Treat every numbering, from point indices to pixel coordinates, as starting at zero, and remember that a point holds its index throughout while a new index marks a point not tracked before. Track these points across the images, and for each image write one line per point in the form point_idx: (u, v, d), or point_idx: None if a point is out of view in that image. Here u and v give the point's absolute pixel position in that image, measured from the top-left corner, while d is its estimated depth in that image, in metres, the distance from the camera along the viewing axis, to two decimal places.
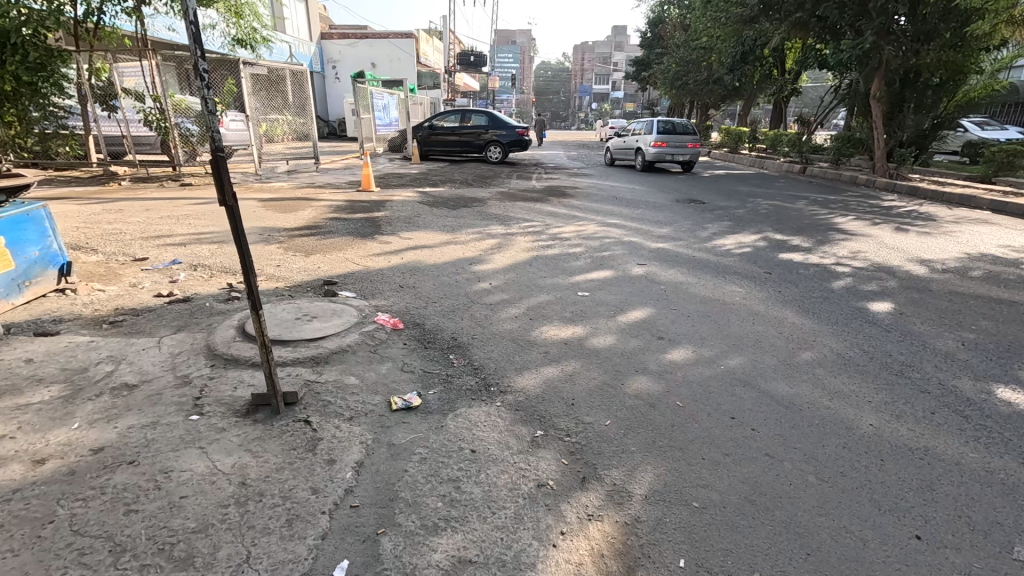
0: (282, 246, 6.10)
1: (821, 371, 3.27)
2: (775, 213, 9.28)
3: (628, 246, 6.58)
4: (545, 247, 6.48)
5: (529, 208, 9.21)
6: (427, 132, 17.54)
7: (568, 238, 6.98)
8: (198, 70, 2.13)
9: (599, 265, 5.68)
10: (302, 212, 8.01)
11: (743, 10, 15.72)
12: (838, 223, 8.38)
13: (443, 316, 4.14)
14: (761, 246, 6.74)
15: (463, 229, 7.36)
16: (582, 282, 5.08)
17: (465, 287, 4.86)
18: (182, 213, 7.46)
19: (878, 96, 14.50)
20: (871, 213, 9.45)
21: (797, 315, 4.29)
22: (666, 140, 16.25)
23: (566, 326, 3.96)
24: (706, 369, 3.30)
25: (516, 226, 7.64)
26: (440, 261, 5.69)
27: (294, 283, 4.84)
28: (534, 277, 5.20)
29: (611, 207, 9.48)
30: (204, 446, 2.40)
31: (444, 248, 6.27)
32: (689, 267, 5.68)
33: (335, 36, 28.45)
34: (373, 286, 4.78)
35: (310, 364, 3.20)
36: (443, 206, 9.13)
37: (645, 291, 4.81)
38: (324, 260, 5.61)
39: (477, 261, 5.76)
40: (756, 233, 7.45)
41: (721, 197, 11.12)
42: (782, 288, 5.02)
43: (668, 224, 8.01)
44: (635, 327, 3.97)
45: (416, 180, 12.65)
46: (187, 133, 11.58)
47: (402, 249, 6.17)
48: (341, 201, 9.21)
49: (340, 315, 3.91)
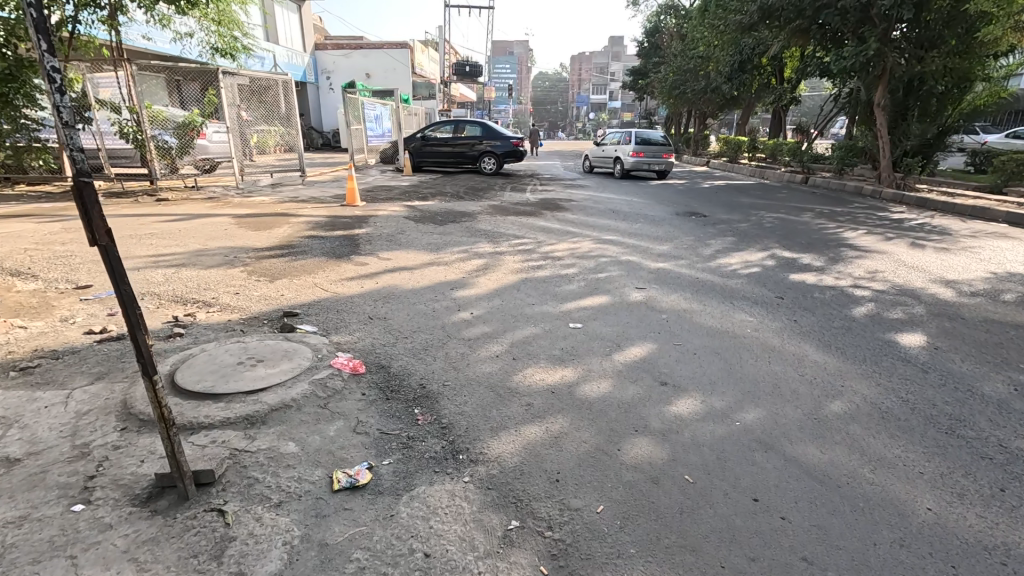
0: (247, 269, 5.58)
1: (856, 430, 2.74)
2: (781, 227, 8.80)
3: (626, 266, 6.07)
4: (535, 268, 5.97)
5: (521, 223, 8.73)
6: (420, 143, 17.16)
7: (560, 257, 6.48)
8: (48, 73, 1.70)
9: (592, 289, 5.17)
10: (277, 229, 7.49)
11: (741, 17, 15.32)
12: (849, 239, 7.91)
13: (413, 356, 3.61)
14: (769, 266, 6.24)
15: (448, 247, 6.87)
16: (574, 310, 4.56)
17: (442, 318, 4.34)
18: (147, 232, 6.96)
19: (882, 104, 14.12)
20: (882, 226, 8.99)
21: (818, 351, 3.76)
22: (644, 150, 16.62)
23: (554, 369, 3.43)
24: (718, 427, 2.76)
25: (506, 244, 7.15)
26: (418, 286, 5.18)
27: (249, 315, 4.32)
28: (520, 304, 4.69)
29: (608, 221, 9.00)
30: (77, 554, 1.85)
31: (425, 270, 5.76)
32: (693, 291, 5.17)
33: (329, 46, 28.20)
34: (337, 319, 4.25)
35: (243, 425, 2.65)
36: (430, 222, 8.64)
37: (645, 322, 4.28)
38: (289, 286, 5.08)
39: (459, 285, 5.25)
40: (762, 250, 6.95)
41: (723, 209, 10.65)
42: (797, 315, 4.50)
43: (668, 240, 7.52)
44: (633, 369, 3.44)
45: (406, 193, 12.21)
46: (166, 146, 11.05)
47: (379, 272, 5.66)
48: (323, 217, 8.73)
49: (290, 358, 3.37)
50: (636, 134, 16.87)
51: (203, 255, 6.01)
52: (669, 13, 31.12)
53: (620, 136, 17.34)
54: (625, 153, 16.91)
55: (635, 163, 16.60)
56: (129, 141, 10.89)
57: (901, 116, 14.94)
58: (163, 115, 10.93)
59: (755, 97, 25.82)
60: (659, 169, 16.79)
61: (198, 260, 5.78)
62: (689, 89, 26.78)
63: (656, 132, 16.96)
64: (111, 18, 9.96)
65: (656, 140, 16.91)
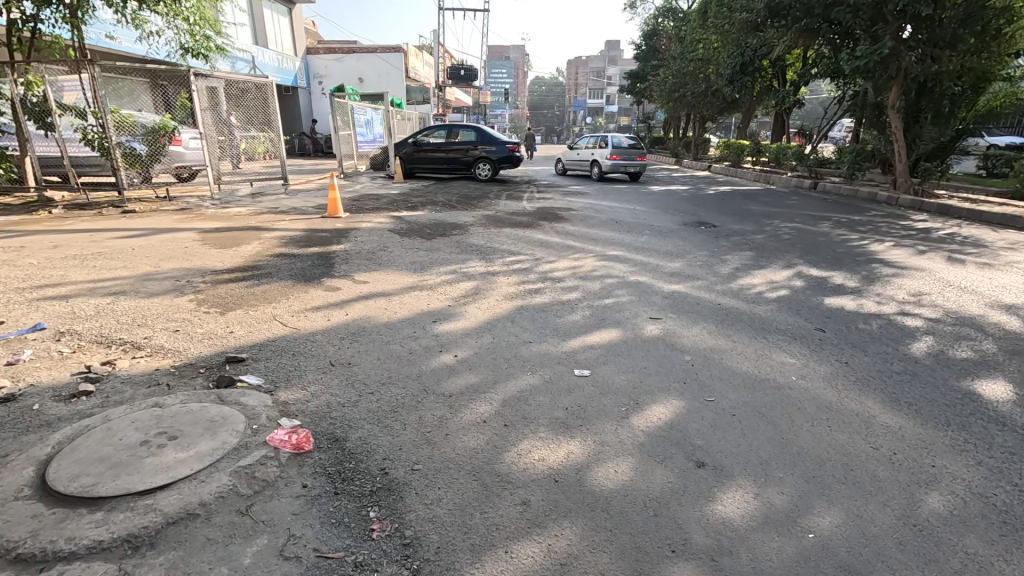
0: (197, 297, 4.80)
1: (976, 548, 1.98)
2: (800, 239, 8.08)
3: (636, 289, 5.32)
4: (533, 293, 5.20)
5: (517, 236, 8.00)
6: (412, 149, 16.42)
7: (560, 277, 5.72)
8: None
9: (599, 321, 4.40)
10: (243, 246, 6.72)
11: (748, 15, 15.00)
12: (877, 252, 7.19)
13: (376, 422, 2.84)
14: (798, 287, 5.50)
15: (434, 267, 6.10)
16: (579, 350, 3.80)
17: (420, 364, 3.56)
18: (96, 252, 6.18)
19: (896, 106, 13.45)
20: (908, 238, 8.30)
21: (888, 409, 3.00)
22: (618, 154, 16.79)
23: (556, 441, 2.67)
24: (787, 544, 2.00)
25: (499, 261, 6.39)
26: (395, 318, 4.41)
27: (184, 361, 3.54)
28: (514, 343, 3.91)
29: (610, 233, 8.28)
30: None
31: (407, 297, 4.99)
32: (716, 321, 4.42)
33: (321, 49, 27.44)
34: (292, 369, 3.45)
35: (121, 552, 1.88)
36: (416, 235, 7.90)
37: (666, 367, 3.53)
38: (242, 319, 4.31)
39: (443, 317, 4.47)
40: (787, 268, 6.22)
41: (733, 218, 9.94)
42: (846, 355, 3.75)
43: (679, 256, 6.76)
44: (657, 441, 2.68)
45: (394, 202, 11.47)
46: (134, 153, 10.24)
47: (352, 299, 4.90)
48: (299, 231, 7.98)
49: (213, 433, 2.57)
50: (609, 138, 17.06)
51: (151, 279, 5.24)
52: (668, 16, 31.07)
53: (595, 139, 17.50)
54: (602, 156, 17.05)
55: (612, 166, 16.74)
56: (93, 148, 10.08)
57: (914, 118, 14.35)
58: (131, 120, 10.09)
59: (756, 100, 25.22)
60: (632, 172, 16.96)
61: (142, 286, 5.02)
62: (688, 91, 26.09)
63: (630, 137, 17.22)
64: (73, 15, 9.19)
65: (628, 143, 17.15)
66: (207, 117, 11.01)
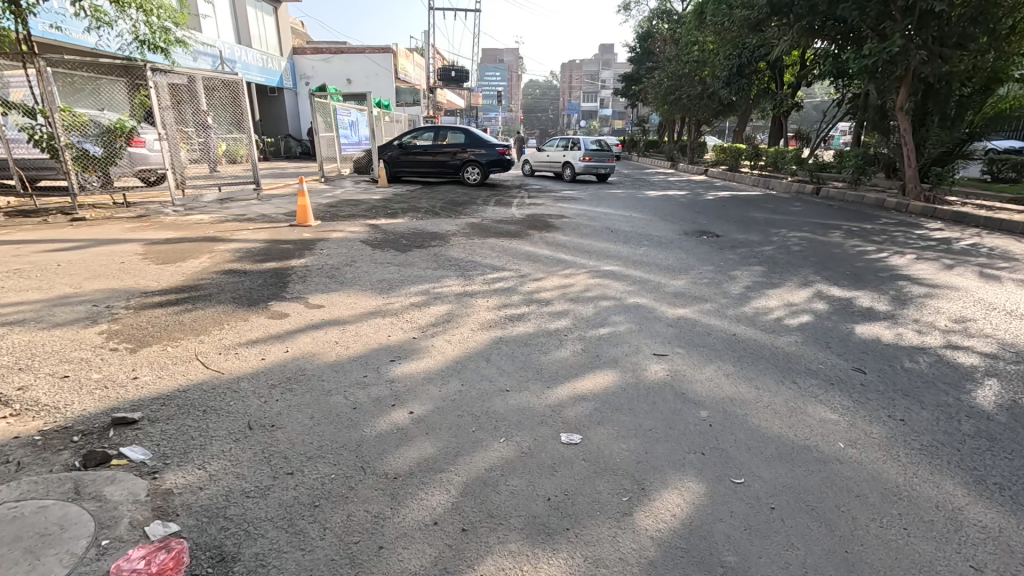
0: (110, 328, 3.97)
1: None
2: (812, 250, 7.41)
3: (636, 315, 4.57)
4: (515, 320, 4.43)
5: (502, 247, 7.26)
6: (398, 151, 15.69)
7: (548, 299, 4.96)
8: None
9: (592, 360, 3.64)
10: (190, 262, 5.88)
11: (749, 12, 14.39)
12: (901, 267, 6.49)
13: (284, 528, 2.05)
14: (822, 312, 4.78)
15: (404, 286, 5.32)
16: (568, 403, 3.03)
17: (361, 426, 2.78)
18: (14, 269, 5.35)
19: (905, 108, 12.86)
20: (929, 249, 7.62)
21: (976, 497, 2.27)
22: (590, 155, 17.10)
23: (533, 563, 1.91)
24: None
25: (480, 279, 5.63)
26: (345, 357, 3.63)
27: (54, 424, 2.71)
28: (486, 393, 3.14)
29: (605, 244, 7.57)
30: None
31: (366, 326, 4.22)
32: (732, 359, 3.67)
33: (308, 49, 26.55)
34: (193, 435, 2.65)
35: None
36: (390, 246, 7.12)
37: (677, 429, 2.77)
38: (153, 359, 3.50)
39: (403, 354, 3.70)
40: (805, 287, 5.51)
41: (735, 227, 9.26)
42: (900, 408, 3.00)
43: (682, 272, 6.04)
44: (673, 558, 1.93)
45: (374, 208, 10.72)
46: (87, 155, 9.29)
47: (299, 329, 4.11)
48: (262, 241, 7.18)
49: (33, 561, 1.79)
50: (581, 141, 17.25)
51: (63, 304, 4.42)
52: (664, 18, 30.54)
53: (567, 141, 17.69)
54: (574, 159, 17.19)
55: (584, 168, 16.92)
56: (42, 150, 9.15)
57: (919, 122, 13.83)
58: (84, 119, 9.14)
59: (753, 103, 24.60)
60: (602, 172, 17.18)
61: (48, 313, 4.20)
62: (685, 93, 25.45)
63: (599, 138, 17.49)
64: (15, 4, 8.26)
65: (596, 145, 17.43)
66: (170, 117, 10.16)
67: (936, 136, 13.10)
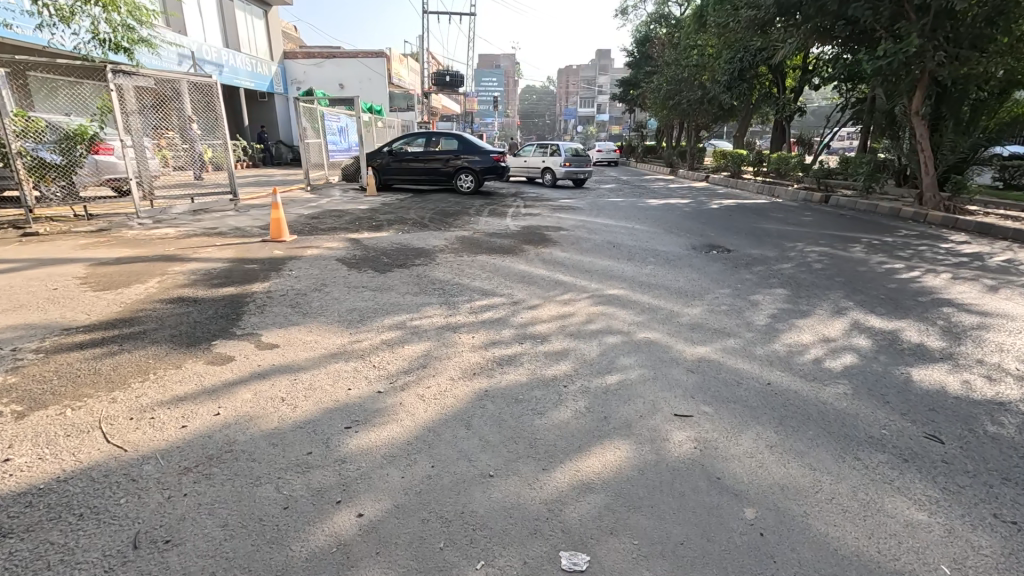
0: (4, 382, 3.21)
1: None
2: (835, 268, 6.73)
3: (649, 356, 3.84)
4: (505, 364, 3.69)
5: (494, 266, 6.56)
6: (387, 158, 15.03)
7: (544, 334, 4.24)
8: None
9: (599, 425, 2.91)
10: (135, 288, 5.14)
11: (755, 12, 13.76)
12: (939, 289, 5.80)
13: None
14: (866, 349, 4.06)
15: (377, 317, 4.59)
16: (568, 499, 2.30)
17: (289, 540, 2.05)
18: None
19: (920, 112, 12.22)
20: (962, 266, 6.94)
21: None
22: (570, 161, 17.04)
23: None
24: None
25: (466, 307, 4.89)
26: (288, 422, 2.89)
27: None
28: (463, 481, 2.41)
29: (607, 262, 6.86)
30: None
31: (323, 375, 3.48)
32: (770, 422, 2.94)
33: (299, 53, 25.86)
34: (51, 563, 1.90)
35: None
36: (369, 265, 6.41)
37: (716, 544, 2.04)
38: (41, 430, 2.74)
39: (362, 417, 2.96)
40: (839, 317, 4.80)
41: (747, 240, 8.59)
42: (1010, 506, 2.27)
43: (696, 298, 5.33)
44: None
45: (358, 220, 10.04)
46: (43, 163, 8.47)
47: (242, 380, 3.37)
48: (227, 260, 6.45)
49: None
50: (561, 146, 17.17)
51: None
52: (661, 22, 29.90)
53: (545, 147, 17.56)
54: (554, 164, 17.07)
55: (565, 173, 16.83)
56: None
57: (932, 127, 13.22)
58: (40, 125, 8.31)
59: (753, 109, 24.01)
60: (581, 178, 17.21)
61: None
62: (684, 98, 24.87)
63: (577, 144, 17.49)
64: None
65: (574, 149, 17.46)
66: (136, 122, 9.41)
67: (952, 141, 12.47)
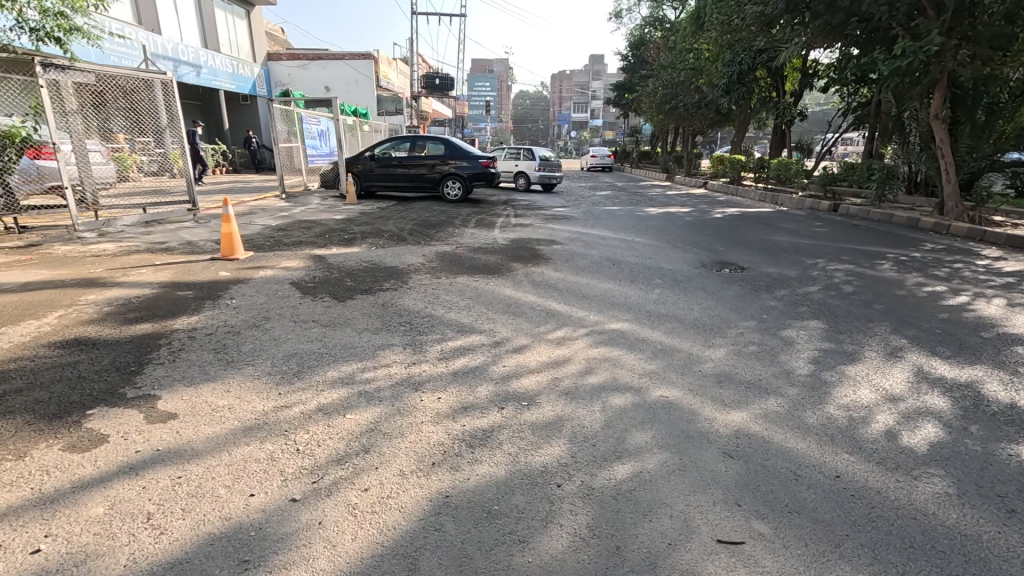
0: None
1: None
2: (869, 292, 5.84)
3: (670, 429, 2.88)
4: (476, 445, 2.71)
5: (475, 290, 5.60)
6: (368, 163, 14.07)
7: (532, 393, 3.28)
8: None
9: (609, 567, 1.94)
10: (24, 327, 4.12)
11: (762, 7, 12.67)
12: (999, 319, 4.92)
13: None
14: (950, 415, 3.12)
15: (319, 368, 3.60)
16: None
17: None
18: None
19: (940, 115, 11.41)
20: (1011, 289, 6.09)
21: None
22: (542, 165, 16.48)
23: None
24: None
25: (435, 351, 3.92)
26: (143, 567, 1.92)
27: None
28: None
29: (606, 284, 5.92)
30: None
31: (222, 468, 2.49)
32: (861, 560, 1.98)
33: (283, 55, 24.88)
34: None
35: None
36: (327, 291, 5.45)
37: None
38: None
39: (256, 555, 1.98)
40: (900, 363, 3.86)
41: (761, 256, 7.69)
42: None
43: (718, 334, 4.39)
44: None
45: (328, 232, 9.08)
46: None
47: (101, 482, 2.36)
48: (160, 285, 5.45)
49: None
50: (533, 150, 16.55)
51: None
52: (656, 25, 29.05)
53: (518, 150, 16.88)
54: (529, 169, 16.42)
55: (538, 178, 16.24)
56: None
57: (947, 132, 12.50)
58: None
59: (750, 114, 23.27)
60: (552, 183, 16.68)
61: None
62: (681, 102, 24.08)
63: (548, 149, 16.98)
64: None
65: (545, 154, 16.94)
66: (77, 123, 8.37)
67: (970, 147, 11.73)
